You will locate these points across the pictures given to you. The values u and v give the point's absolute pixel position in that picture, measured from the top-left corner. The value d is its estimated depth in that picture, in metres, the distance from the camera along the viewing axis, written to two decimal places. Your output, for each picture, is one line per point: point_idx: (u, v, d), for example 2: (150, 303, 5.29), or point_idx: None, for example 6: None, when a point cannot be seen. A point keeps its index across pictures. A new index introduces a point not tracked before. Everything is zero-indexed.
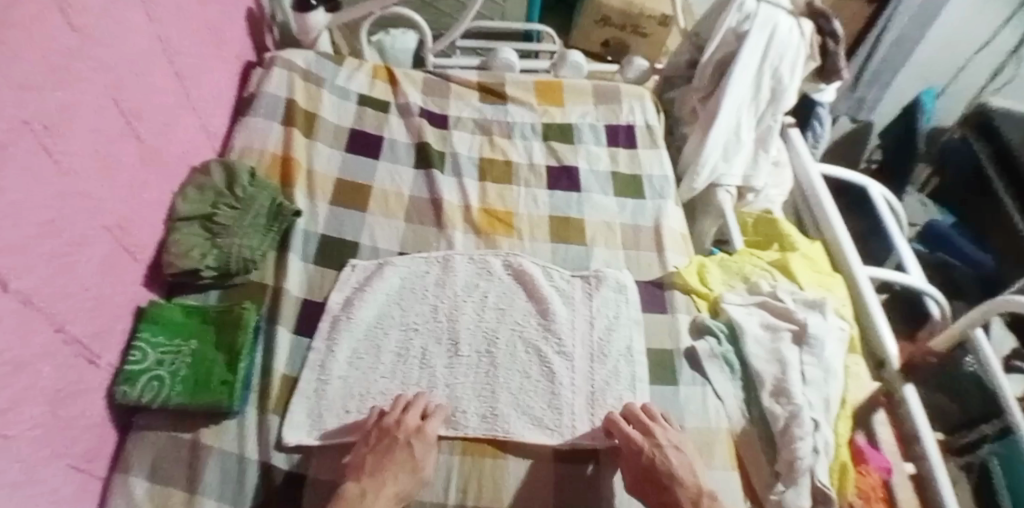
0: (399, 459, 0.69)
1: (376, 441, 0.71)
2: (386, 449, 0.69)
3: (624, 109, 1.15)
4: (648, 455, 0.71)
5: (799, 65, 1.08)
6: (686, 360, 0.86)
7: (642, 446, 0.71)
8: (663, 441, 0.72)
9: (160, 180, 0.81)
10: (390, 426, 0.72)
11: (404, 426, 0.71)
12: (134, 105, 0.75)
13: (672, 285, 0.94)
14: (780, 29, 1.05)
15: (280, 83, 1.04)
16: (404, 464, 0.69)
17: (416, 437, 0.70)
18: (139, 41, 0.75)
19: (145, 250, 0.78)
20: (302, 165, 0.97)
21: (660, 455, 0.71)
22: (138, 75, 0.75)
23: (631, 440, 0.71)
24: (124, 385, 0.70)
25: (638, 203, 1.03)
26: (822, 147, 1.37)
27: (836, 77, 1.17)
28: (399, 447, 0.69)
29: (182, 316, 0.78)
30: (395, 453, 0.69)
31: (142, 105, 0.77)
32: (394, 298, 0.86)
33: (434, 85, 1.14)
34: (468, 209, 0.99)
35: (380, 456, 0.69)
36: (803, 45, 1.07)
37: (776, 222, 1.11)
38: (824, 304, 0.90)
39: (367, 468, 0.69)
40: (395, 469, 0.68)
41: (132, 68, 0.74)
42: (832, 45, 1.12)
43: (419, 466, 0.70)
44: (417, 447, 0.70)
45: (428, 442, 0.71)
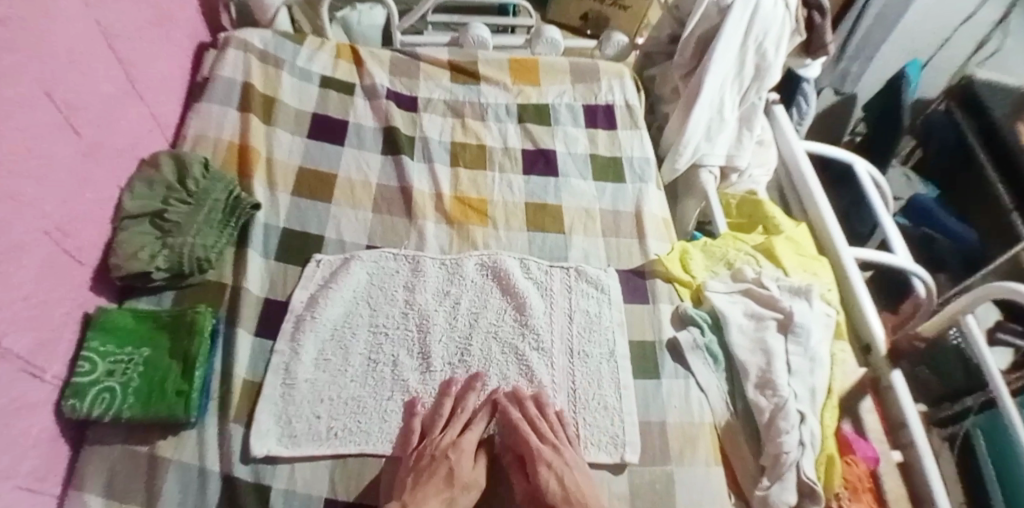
0: (440, 473, 0.67)
1: (416, 460, 0.69)
2: (426, 465, 0.68)
3: (602, 88, 1.10)
4: (554, 477, 0.69)
5: (784, 40, 1.03)
6: (669, 353, 0.83)
7: (546, 464, 0.69)
8: (565, 461, 0.70)
9: (104, 175, 0.74)
10: (430, 444, 0.71)
11: (440, 442, 0.70)
12: (71, 96, 0.68)
13: (654, 274, 0.90)
14: (764, 3, 1.00)
15: (236, 66, 0.97)
16: (440, 479, 0.67)
17: (454, 452, 0.70)
18: (72, 24, 0.68)
19: (91, 252, 0.72)
20: (262, 154, 0.92)
21: (565, 471, 0.69)
22: (73, 63, 0.68)
23: (545, 461, 0.69)
24: (72, 399, 0.65)
25: (618, 188, 0.99)
26: (807, 124, 1.34)
27: (822, 52, 1.13)
28: (440, 463, 0.68)
29: (133, 322, 0.72)
30: (434, 468, 0.68)
31: (80, 96, 0.70)
32: (364, 298, 0.82)
33: (403, 65, 1.08)
34: (439, 197, 0.94)
35: (420, 472, 0.68)
36: (788, 18, 1.02)
37: (760, 204, 1.09)
38: (810, 290, 0.88)
39: (409, 484, 0.67)
40: (438, 483, 0.66)
41: (66, 56, 0.67)
42: (819, 19, 1.08)
43: (460, 481, 0.68)
44: (456, 460, 0.69)
45: (466, 453, 0.71)
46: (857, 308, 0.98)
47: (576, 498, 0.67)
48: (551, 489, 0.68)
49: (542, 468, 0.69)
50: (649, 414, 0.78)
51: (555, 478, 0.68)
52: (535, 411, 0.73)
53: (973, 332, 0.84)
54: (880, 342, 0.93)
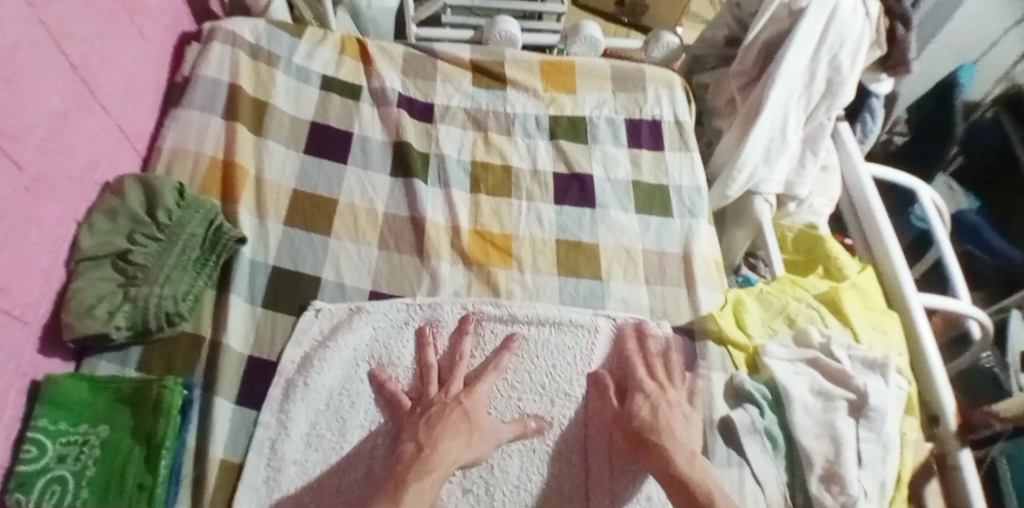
0: (455, 419, 0.64)
1: (425, 409, 0.65)
2: (438, 414, 0.64)
3: (648, 99, 0.95)
4: (649, 406, 0.67)
5: (861, 52, 0.87)
6: (721, 434, 0.73)
7: (645, 394, 0.68)
8: (670, 399, 0.69)
9: (55, 209, 0.61)
10: (436, 395, 0.67)
11: (449, 392, 0.67)
12: (10, 119, 0.54)
13: (704, 333, 0.79)
14: (843, 8, 0.83)
15: (222, 64, 0.83)
16: (459, 427, 0.63)
17: (466, 396, 0.67)
18: (13, 26, 0.53)
19: (39, 306, 0.60)
20: (250, 172, 0.78)
21: (665, 405, 0.68)
22: (11, 80, 0.54)
23: (642, 391, 0.69)
24: (16, 494, 0.53)
25: (664, 222, 0.86)
26: (870, 143, 1.19)
27: (900, 68, 0.98)
28: (452, 407, 0.65)
29: (89, 394, 0.60)
30: (450, 415, 0.64)
31: (20, 117, 0.55)
32: (362, 344, 0.71)
33: (417, 64, 0.92)
34: (457, 232, 0.80)
35: (432, 420, 0.64)
36: (867, 28, 0.85)
37: (822, 241, 0.98)
38: (887, 364, 0.75)
39: (423, 427, 0.63)
40: (455, 427, 0.63)
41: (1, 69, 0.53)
42: (901, 32, 0.92)
43: (477, 429, 0.64)
44: (471, 410, 0.66)
45: (479, 403, 0.67)
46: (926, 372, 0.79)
47: (664, 428, 0.65)
48: (642, 416, 0.66)
49: (640, 396, 0.68)
50: None
51: (649, 406, 0.67)
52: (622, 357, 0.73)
53: None
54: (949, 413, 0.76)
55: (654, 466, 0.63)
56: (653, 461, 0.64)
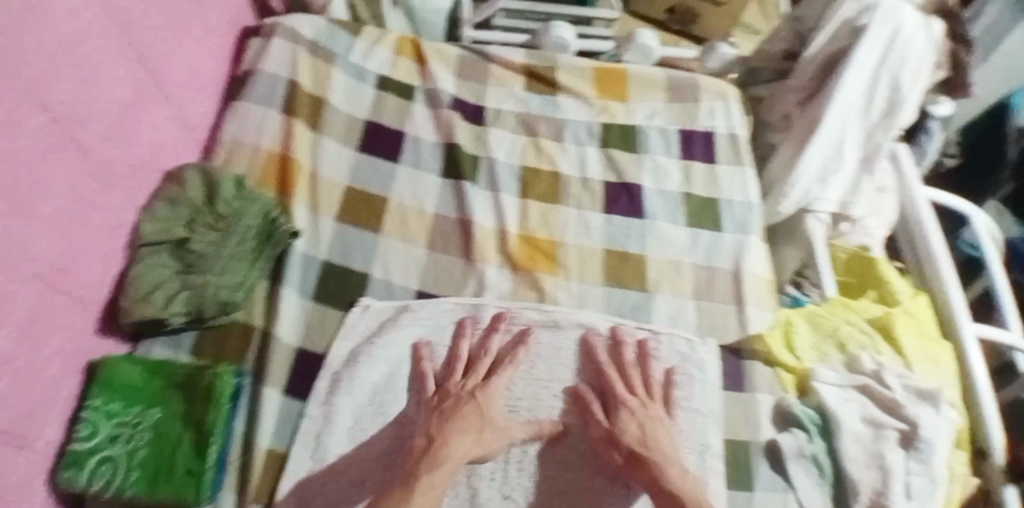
0: (468, 413, 0.63)
1: (439, 402, 0.65)
2: (453, 408, 0.64)
3: (702, 111, 0.93)
4: (636, 423, 0.65)
5: (924, 71, 0.82)
6: (766, 458, 0.71)
7: (629, 409, 0.66)
8: (652, 415, 0.67)
9: (118, 195, 0.63)
10: (454, 386, 0.67)
11: (466, 385, 0.67)
12: (76, 105, 0.55)
13: (752, 354, 0.78)
14: (905, 28, 0.79)
15: (282, 59, 0.84)
16: (472, 424, 0.63)
17: (483, 390, 0.66)
18: (81, 13, 0.55)
19: (98, 290, 0.61)
20: (306, 168, 0.79)
21: (650, 423, 0.66)
22: (77, 67, 0.55)
23: (625, 406, 0.67)
24: (69, 471, 0.55)
25: (714, 238, 0.84)
26: (927, 164, 1.14)
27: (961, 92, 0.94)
28: (468, 403, 0.64)
29: (143, 378, 0.62)
30: (465, 409, 0.64)
31: (84, 104, 0.57)
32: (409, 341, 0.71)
33: (471, 66, 0.93)
34: (505, 237, 0.80)
35: (447, 413, 0.63)
36: (931, 48, 0.81)
37: (874, 263, 0.95)
38: (942, 396, 0.72)
39: (434, 422, 0.63)
40: (468, 423, 0.63)
41: (71, 55, 0.54)
42: (965, 57, 0.87)
43: (493, 426, 0.64)
44: (488, 404, 0.65)
45: (495, 398, 0.66)
46: (973, 401, 0.76)
47: (653, 443, 0.64)
48: (630, 433, 0.65)
49: (624, 412, 0.66)
50: None
51: (636, 424, 0.65)
52: (632, 361, 0.71)
53: None
54: (996, 447, 0.74)
55: (644, 482, 0.62)
56: (642, 479, 0.62)
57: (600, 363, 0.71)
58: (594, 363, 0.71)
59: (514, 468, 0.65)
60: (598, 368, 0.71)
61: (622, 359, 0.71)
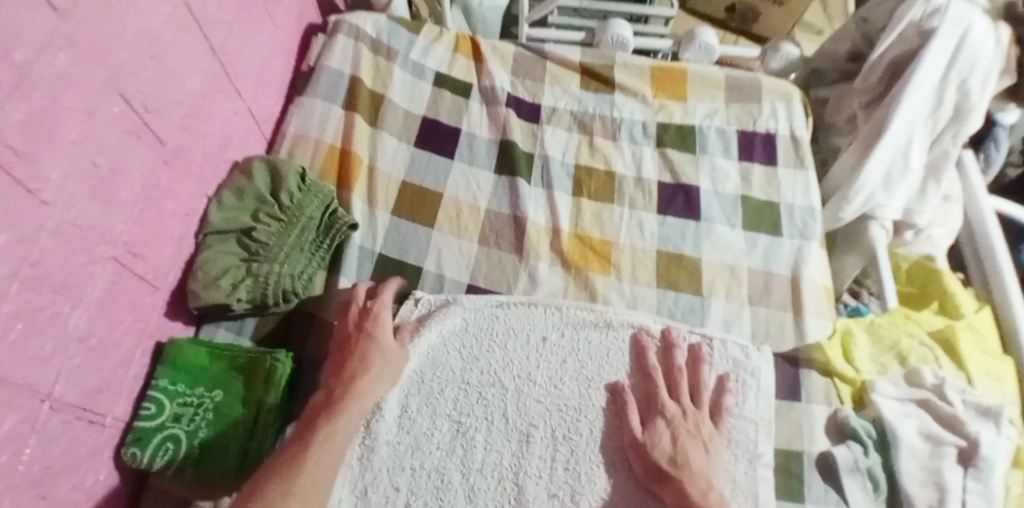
0: (360, 354, 0.66)
1: (339, 341, 0.68)
2: (344, 346, 0.67)
3: (763, 112, 0.91)
4: (670, 435, 0.65)
5: (993, 77, 0.79)
6: (819, 470, 0.68)
7: (666, 419, 0.66)
8: (691, 427, 0.66)
9: (190, 184, 0.66)
10: (348, 324, 0.69)
11: (354, 320, 0.69)
12: (153, 96, 0.58)
13: (809, 364, 0.75)
14: (974, 33, 0.75)
15: (345, 55, 0.86)
16: (360, 357, 0.66)
17: (368, 320, 0.69)
18: (160, 8, 0.57)
19: (169, 274, 0.64)
20: (364, 161, 0.81)
21: (686, 435, 0.65)
22: (156, 60, 0.58)
23: (663, 414, 0.67)
24: (133, 446, 0.58)
25: (773, 242, 0.82)
26: (991, 174, 1.08)
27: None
28: (354, 338, 0.67)
29: (207, 360, 0.65)
30: (354, 350, 0.66)
31: (161, 94, 0.60)
32: (467, 336, 0.72)
33: (527, 64, 0.93)
34: (557, 234, 0.80)
35: (340, 354, 0.67)
36: (999, 54, 0.77)
37: (939, 275, 0.91)
38: (1002, 413, 0.69)
39: (335, 370, 0.65)
40: (358, 358, 0.66)
41: (150, 49, 0.57)
42: None
43: (388, 350, 0.67)
44: (382, 345, 0.67)
45: (385, 332, 0.68)
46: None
47: (682, 459, 0.63)
48: (661, 445, 0.64)
49: (660, 421, 0.66)
50: None
51: (669, 434, 0.65)
52: (682, 365, 0.71)
53: None
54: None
55: (671, 494, 0.62)
56: (669, 493, 0.62)
57: (649, 365, 0.70)
58: (643, 365, 0.71)
59: (560, 467, 0.65)
60: (645, 372, 0.71)
61: (671, 365, 0.71)
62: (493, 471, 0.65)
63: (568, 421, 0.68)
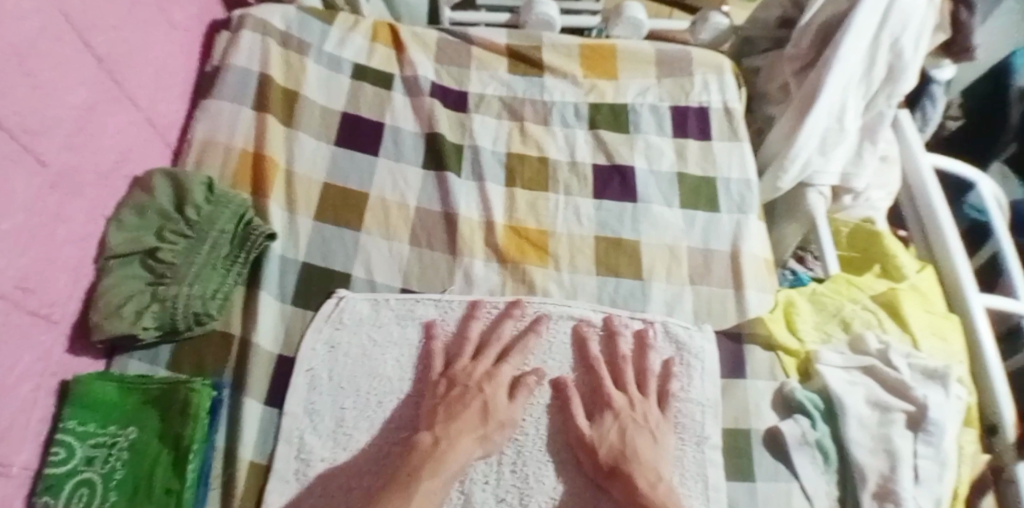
0: (473, 407, 0.63)
1: (447, 389, 0.65)
2: (458, 399, 0.64)
3: (696, 86, 0.89)
4: (617, 427, 0.64)
5: (926, 35, 0.78)
6: (768, 447, 0.68)
7: (614, 411, 0.65)
8: (638, 417, 0.65)
9: (83, 206, 0.60)
10: (458, 374, 0.66)
11: (472, 375, 0.66)
12: (32, 115, 0.52)
13: (752, 338, 0.74)
14: None
15: (252, 52, 0.81)
16: (474, 415, 0.63)
17: (488, 382, 0.65)
18: (30, 17, 0.51)
19: (66, 306, 0.59)
20: (280, 165, 0.76)
21: (633, 426, 0.64)
22: (31, 74, 0.52)
23: (610, 406, 0.65)
24: (45, 496, 0.53)
25: (711, 219, 0.81)
26: (929, 132, 1.09)
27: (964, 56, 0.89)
28: (474, 393, 0.64)
29: (118, 395, 0.59)
30: (470, 402, 0.63)
31: (42, 113, 0.54)
32: (407, 344, 0.69)
33: (451, 50, 0.89)
34: (491, 228, 0.77)
35: (451, 406, 0.63)
36: (932, 10, 0.77)
37: (878, 237, 0.91)
38: (949, 374, 0.69)
39: (441, 415, 0.63)
40: (474, 417, 0.63)
41: (21, 62, 0.51)
42: (967, 16, 0.83)
43: (498, 411, 0.64)
44: (498, 404, 0.64)
45: (502, 386, 0.66)
46: (987, 378, 0.77)
47: (631, 453, 0.62)
48: (609, 440, 0.63)
49: (608, 415, 0.65)
50: None
51: (618, 428, 0.64)
52: (627, 354, 0.70)
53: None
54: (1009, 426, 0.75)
55: (620, 491, 0.60)
56: (618, 487, 0.60)
57: (590, 357, 0.69)
58: (586, 358, 0.70)
59: (506, 470, 0.63)
60: (586, 361, 0.70)
61: (614, 354, 0.70)
62: None
63: (512, 423, 0.65)
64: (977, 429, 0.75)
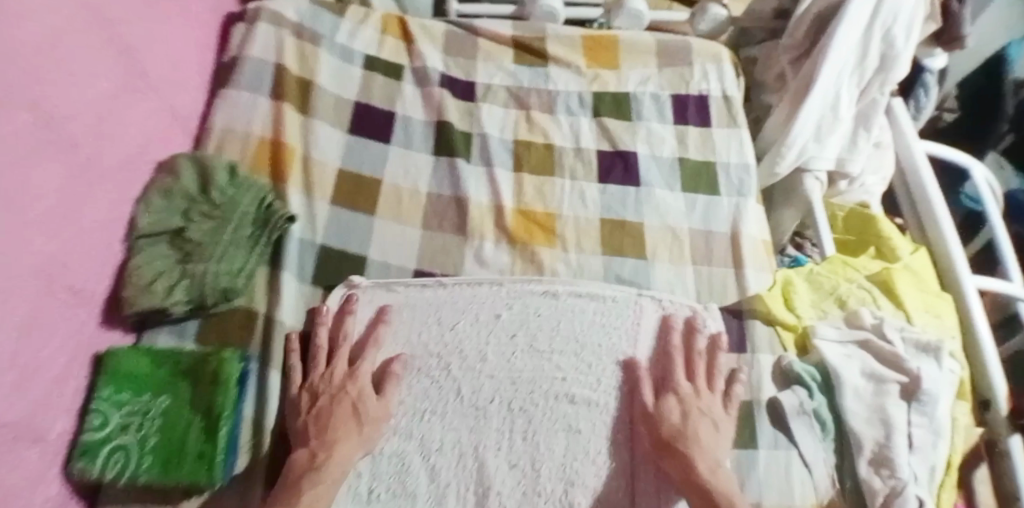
0: (344, 413, 0.63)
1: (313, 401, 0.64)
2: (327, 407, 0.63)
3: (695, 75, 0.92)
4: (680, 410, 0.66)
5: (915, 28, 0.83)
6: (768, 415, 0.71)
7: (677, 396, 0.67)
8: (702, 406, 0.67)
9: (112, 190, 0.63)
10: (319, 382, 0.66)
11: (334, 380, 0.66)
12: (62, 101, 0.55)
13: (752, 314, 0.77)
14: None
15: (267, 44, 0.84)
16: (349, 418, 0.63)
17: (351, 383, 0.65)
18: (60, 9, 0.54)
19: (98, 284, 0.62)
20: (298, 151, 0.79)
21: (697, 412, 0.66)
22: (62, 63, 0.55)
23: (675, 392, 0.67)
24: (82, 460, 0.56)
25: (711, 202, 0.84)
26: (924, 119, 1.11)
27: (956, 44, 0.92)
28: (340, 399, 0.64)
29: (148, 367, 0.63)
30: (337, 408, 0.63)
31: (70, 98, 0.56)
32: (477, 310, 0.73)
33: (458, 42, 0.92)
34: (500, 211, 0.80)
35: (322, 416, 0.63)
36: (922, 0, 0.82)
37: (874, 220, 0.94)
38: (942, 348, 0.72)
39: (313, 431, 0.62)
40: (346, 420, 0.63)
41: (53, 52, 0.54)
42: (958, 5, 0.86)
43: (370, 415, 0.64)
44: (370, 409, 0.64)
45: (366, 383, 0.66)
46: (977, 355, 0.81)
47: (691, 436, 0.63)
48: (670, 420, 0.65)
49: (672, 398, 0.67)
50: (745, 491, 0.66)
51: (680, 410, 0.66)
52: (701, 350, 0.71)
53: (1014, 454, 0.75)
54: (1001, 399, 0.78)
55: (678, 473, 0.62)
56: (674, 468, 0.63)
57: (670, 346, 0.72)
58: (665, 345, 0.72)
59: (518, 437, 0.66)
60: (665, 350, 0.72)
61: (692, 348, 0.72)
62: (452, 448, 0.66)
63: (524, 393, 0.69)
64: (969, 401, 0.78)
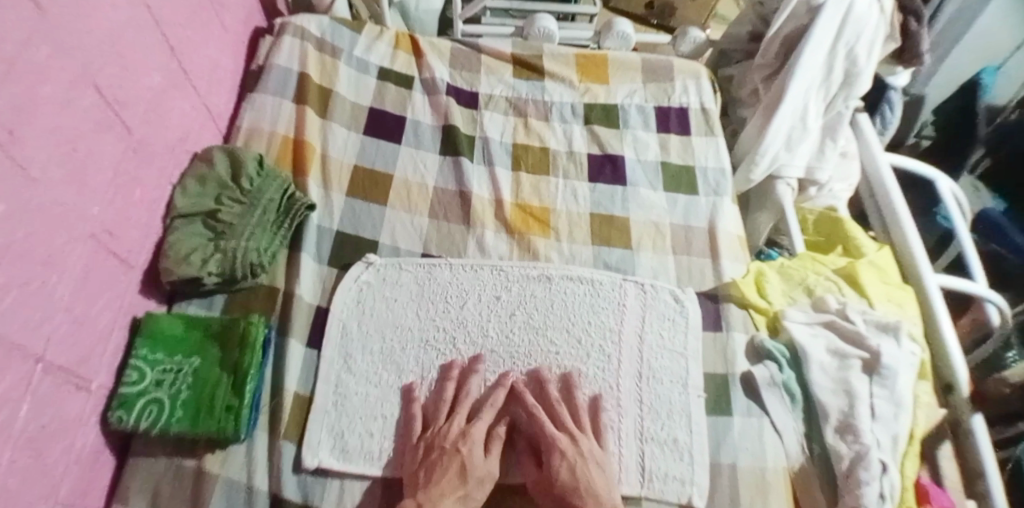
0: (451, 469, 0.65)
1: (425, 453, 0.67)
2: (434, 461, 0.66)
3: (676, 90, 1.02)
4: (566, 466, 0.66)
5: (877, 46, 0.92)
6: (742, 387, 0.78)
7: (559, 451, 0.67)
8: (582, 452, 0.68)
9: (155, 172, 0.71)
10: (437, 436, 0.68)
11: (450, 435, 0.68)
12: (119, 88, 0.63)
13: (727, 298, 0.85)
14: (859, 3, 0.88)
15: (291, 54, 0.93)
16: (452, 474, 0.64)
17: (462, 441, 0.67)
18: (123, 9, 0.63)
19: (139, 254, 0.69)
20: (317, 149, 0.88)
21: (579, 463, 0.67)
22: (122, 55, 0.63)
23: (556, 446, 0.67)
24: (119, 410, 0.63)
25: (690, 200, 0.93)
26: (889, 135, 1.22)
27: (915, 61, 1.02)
28: (452, 455, 0.66)
29: (182, 330, 0.69)
30: (443, 462, 0.65)
31: (125, 88, 0.65)
32: (478, 293, 0.80)
33: (463, 57, 1.02)
34: (499, 205, 0.88)
35: (430, 470, 0.65)
36: (883, 22, 0.90)
37: (841, 222, 1.03)
38: (900, 327, 0.80)
39: (421, 482, 0.64)
40: (452, 477, 0.64)
41: (115, 46, 0.62)
42: (915, 25, 0.96)
43: (476, 470, 0.66)
44: (473, 466, 0.66)
45: (479, 440, 0.68)
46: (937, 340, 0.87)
47: (586, 489, 0.65)
48: (562, 479, 0.65)
49: (556, 453, 0.67)
50: (718, 454, 0.73)
51: (569, 468, 0.66)
52: (565, 399, 0.73)
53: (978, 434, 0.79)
54: (962, 382, 0.83)
55: None
56: None
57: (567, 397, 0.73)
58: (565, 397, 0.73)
59: (514, 405, 0.73)
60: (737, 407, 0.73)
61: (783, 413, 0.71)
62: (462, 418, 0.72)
63: (520, 365, 0.76)
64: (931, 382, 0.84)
